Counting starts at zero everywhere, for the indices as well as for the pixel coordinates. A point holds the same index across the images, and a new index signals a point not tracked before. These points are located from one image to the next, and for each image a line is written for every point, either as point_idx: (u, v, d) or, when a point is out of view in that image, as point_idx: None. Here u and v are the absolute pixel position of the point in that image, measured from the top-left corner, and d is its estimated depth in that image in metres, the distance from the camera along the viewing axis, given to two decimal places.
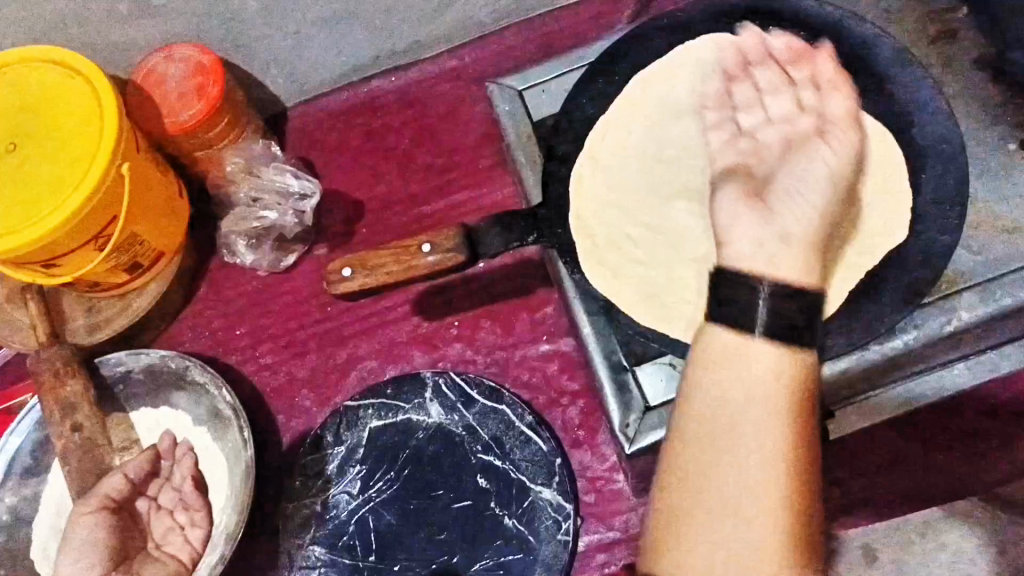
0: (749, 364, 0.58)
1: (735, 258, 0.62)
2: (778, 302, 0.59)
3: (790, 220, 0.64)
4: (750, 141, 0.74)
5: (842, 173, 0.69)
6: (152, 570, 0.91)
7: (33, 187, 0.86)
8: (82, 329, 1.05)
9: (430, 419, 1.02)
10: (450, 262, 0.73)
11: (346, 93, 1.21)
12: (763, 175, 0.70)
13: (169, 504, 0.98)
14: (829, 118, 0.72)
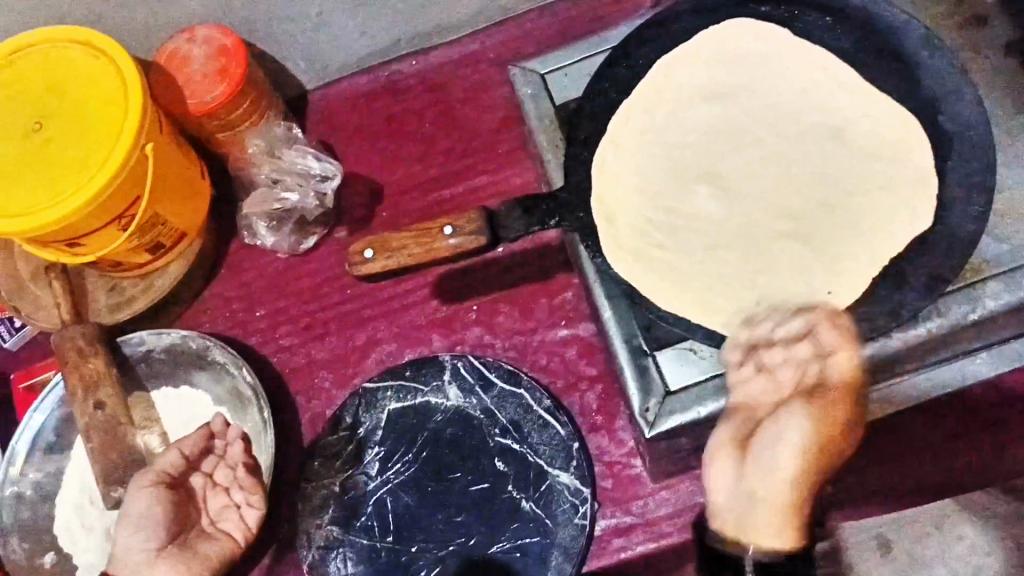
0: (753, 527, 0.67)
1: (721, 512, 0.70)
2: (751, 517, 0.67)
3: (763, 486, 0.66)
4: (765, 380, 0.71)
5: (817, 448, 0.65)
6: (207, 548, 0.87)
7: (58, 167, 0.87)
8: (105, 308, 1.05)
9: (448, 402, 1.02)
10: (471, 245, 0.73)
11: (367, 77, 1.21)
12: (760, 414, 0.70)
13: (226, 481, 0.93)
14: (828, 382, 0.68)
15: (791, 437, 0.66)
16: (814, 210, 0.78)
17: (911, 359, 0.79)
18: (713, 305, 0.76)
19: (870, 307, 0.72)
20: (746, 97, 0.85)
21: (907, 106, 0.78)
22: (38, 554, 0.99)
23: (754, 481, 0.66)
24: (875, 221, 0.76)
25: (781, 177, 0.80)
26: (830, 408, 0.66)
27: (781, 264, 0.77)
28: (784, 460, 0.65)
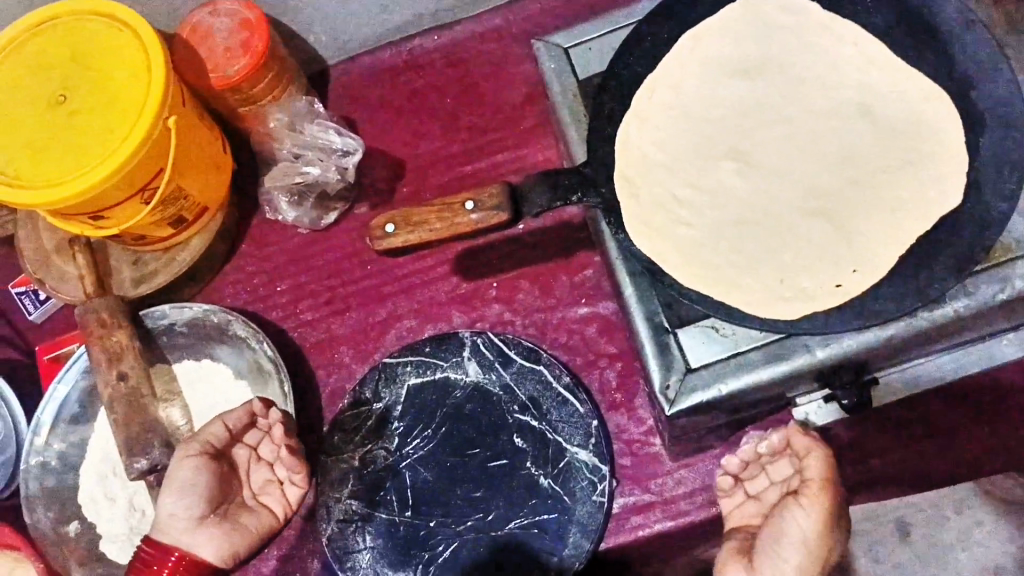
0: None
1: None
2: None
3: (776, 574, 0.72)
4: (770, 518, 0.77)
5: (820, 537, 0.73)
6: (250, 521, 0.89)
7: (83, 139, 0.87)
8: (128, 281, 1.06)
9: (468, 377, 1.02)
10: (492, 220, 0.73)
11: (389, 52, 1.20)
12: (771, 535, 0.74)
13: (269, 455, 0.94)
14: (809, 479, 0.75)
15: (800, 533, 0.73)
16: (841, 188, 0.77)
17: (940, 337, 0.77)
18: (736, 281, 0.75)
19: (896, 287, 0.72)
20: (774, 72, 0.83)
21: (938, 81, 0.77)
22: (63, 522, 1.00)
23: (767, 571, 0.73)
24: (904, 199, 0.75)
25: (807, 154, 0.79)
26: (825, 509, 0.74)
27: (806, 242, 0.76)
28: (790, 552, 0.72)
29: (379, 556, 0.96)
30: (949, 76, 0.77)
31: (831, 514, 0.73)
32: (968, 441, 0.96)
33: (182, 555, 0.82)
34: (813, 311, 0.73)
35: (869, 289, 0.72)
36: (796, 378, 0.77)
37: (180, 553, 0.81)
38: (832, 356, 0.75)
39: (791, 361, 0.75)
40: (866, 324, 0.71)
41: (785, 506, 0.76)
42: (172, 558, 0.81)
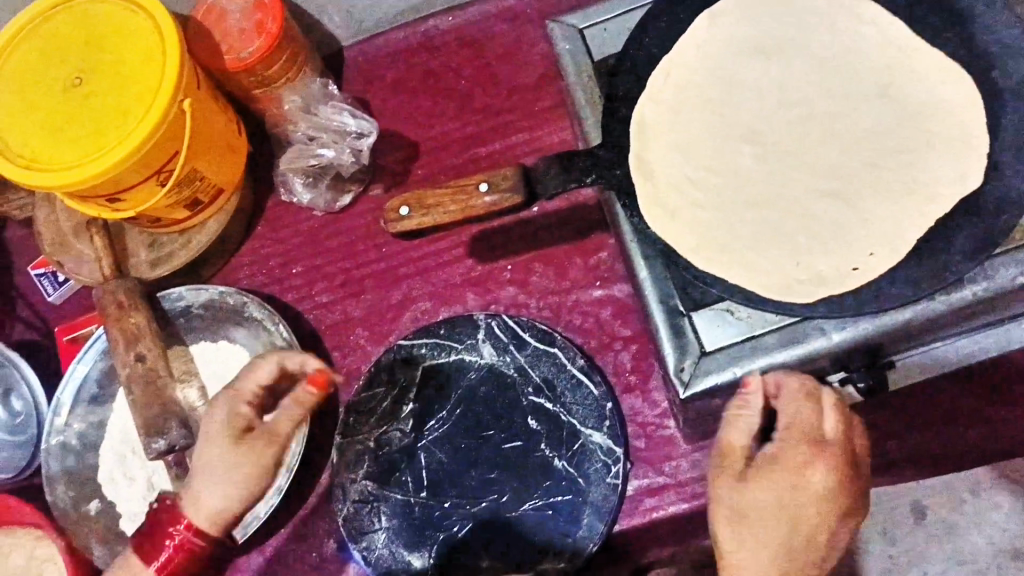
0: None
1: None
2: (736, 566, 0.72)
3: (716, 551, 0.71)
4: None
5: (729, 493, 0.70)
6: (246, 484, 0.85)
7: (98, 122, 0.87)
8: (145, 264, 1.07)
9: (482, 359, 1.02)
10: (506, 203, 0.73)
11: (403, 33, 1.20)
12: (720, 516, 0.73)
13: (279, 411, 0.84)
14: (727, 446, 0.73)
15: (757, 502, 0.68)
16: (859, 169, 0.76)
17: (958, 321, 0.76)
18: (751, 264, 0.75)
19: (913, 270, 0.71)
20: (792, 52, 0.82)
21: (958, 61, 0.76)
22: (83, 501, 1.02)
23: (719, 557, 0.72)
24: (922, 181, 0.74)
25: (824, 135, 0.78)
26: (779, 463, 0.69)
27: (822, 224, 0.76)
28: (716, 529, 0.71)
29: (394, 537, 0.97)
30: (970, 55, 0.76)
31: (739, 467, 0.70)
32: (988, 427, 0.95)
33: (195, 539, 0.75)
34: (829, 295, 0.72)
35: (885, 272, 0.72)
36: (812, 362, 0.76)
37: (186, 536, 0.74)
38: (848, 340, 0.74)
39: (806, 344, 0.74)
40: (882, 308, 0.70)
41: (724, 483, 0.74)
42: (173, 540, 0.74)
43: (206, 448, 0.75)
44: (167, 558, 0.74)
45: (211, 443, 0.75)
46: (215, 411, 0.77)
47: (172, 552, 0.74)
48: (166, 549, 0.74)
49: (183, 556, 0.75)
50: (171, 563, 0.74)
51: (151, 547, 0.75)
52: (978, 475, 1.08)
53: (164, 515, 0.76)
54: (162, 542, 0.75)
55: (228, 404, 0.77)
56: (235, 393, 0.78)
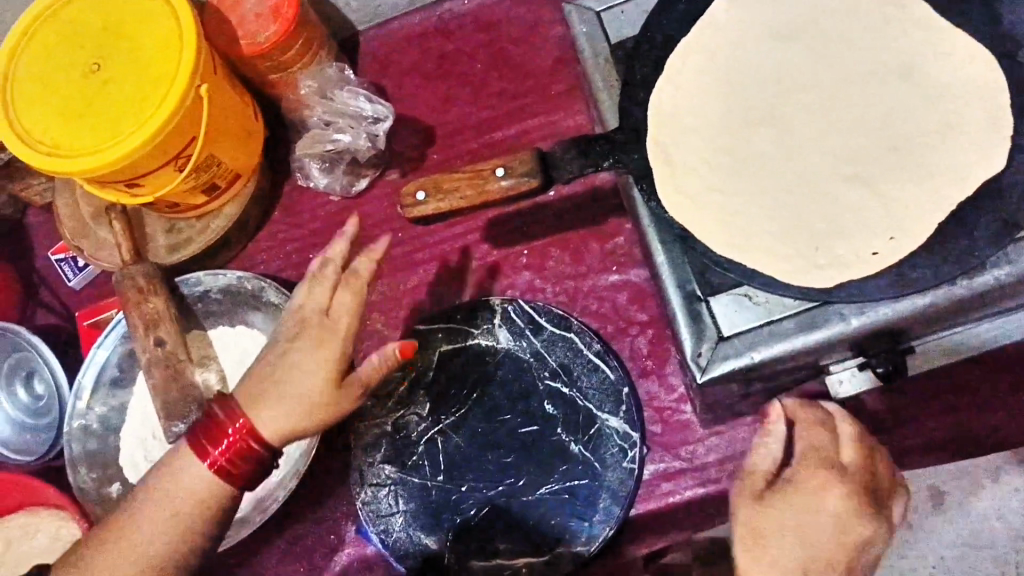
0: None
1: None
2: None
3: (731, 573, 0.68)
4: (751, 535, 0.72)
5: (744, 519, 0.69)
6: None
7: (117, 107, 0.87)
8: (163, 248, 1.07)
9: (499, 345, 1.02)
10: (524, 187, 0.73)
11: (419, 18, 1.20)
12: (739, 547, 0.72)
13: None
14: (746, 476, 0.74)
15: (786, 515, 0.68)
16: (880, 153, 0.75)
17: (980, 305, 0.75)
18: (770, 248, 0.74)
19: (935, 254, 0.70)
20: (814, 34, 0.81)
21: (982, 42, 0.75)
22: (105, 484, 1.03)
23: None
24: (944, 163, 0.73)
25: (845, 118, 0.77)
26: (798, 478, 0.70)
27: (842, 208, 0.75)
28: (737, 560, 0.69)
29: (412, 520, 0.98)
30: (994, 37, 0.75)
31: (756, 492, 0.71)
32: (1009, 413, 0.94)
33: (255, 445, 0.72)
34: (848, 279, 0.72)
35: (905, 256, 0.71)
36: (831, 346, 0.75)
37: (246, 438, 0.72)
38: (868, 325, 0.73)
39: (825, 329, 0.73)
40: (901, 293, 0.70)
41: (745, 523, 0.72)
42: (230, 437, 0.72)
43: (292, 369, 0.73)
44: (221, 453, 0.72)
45: (298, 366, 0.73)
46: (302, 331, 0.74)
47: (227, 448, 0.72)
48: (222, 444, 0.72)
49: (238, 456, 0.72)
50: (225, 460, 0.72)
51: (207, 438, 0.72)
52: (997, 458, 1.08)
53: (226, 411, 0.73)
54: (219, 437, 0.72)
55: (316, 327, 0.74)
56: (323, 314, 0.75)
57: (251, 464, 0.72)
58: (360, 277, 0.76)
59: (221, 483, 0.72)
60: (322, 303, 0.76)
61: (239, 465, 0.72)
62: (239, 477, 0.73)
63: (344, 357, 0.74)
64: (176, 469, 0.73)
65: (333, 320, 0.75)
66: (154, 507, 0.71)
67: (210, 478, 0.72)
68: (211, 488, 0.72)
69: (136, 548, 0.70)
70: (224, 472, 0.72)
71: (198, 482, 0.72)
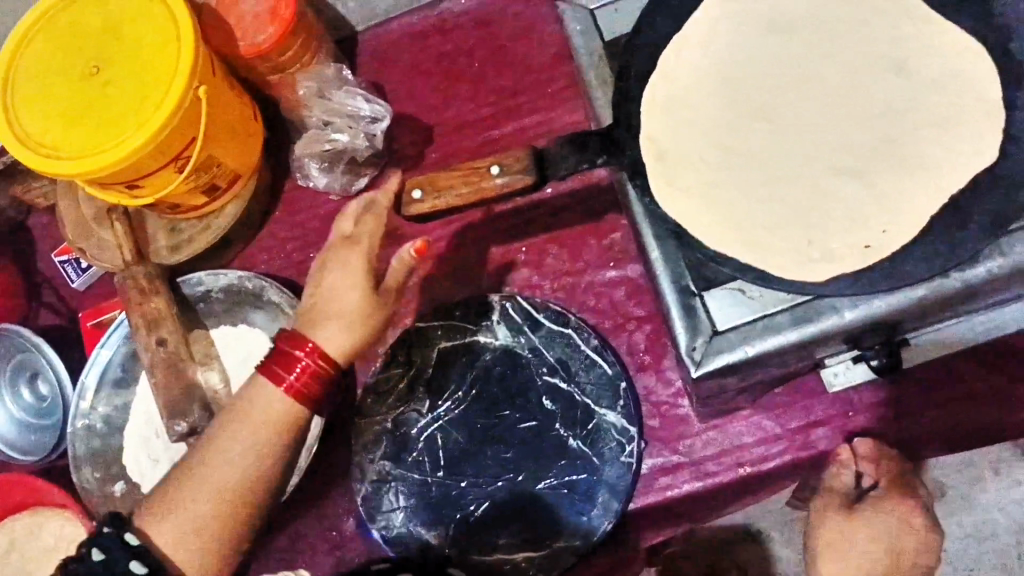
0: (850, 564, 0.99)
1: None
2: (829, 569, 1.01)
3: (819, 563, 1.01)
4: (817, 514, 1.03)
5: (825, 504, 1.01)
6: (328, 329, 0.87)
7: (117, 109, 0.88)
8: (165, 250, 1.08)
9: (497, 341, 1.03)
10: (519, 184, 0.73)
11: (416, 17, 1.21)
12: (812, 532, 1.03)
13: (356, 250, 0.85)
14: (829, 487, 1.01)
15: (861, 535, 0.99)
16: (872, 146, 0.76)
17: (971, 298, 0.75)
18: (765, 243, 0.75)
19: (927, 246, 0.71)
20: (806, 29, 0.81)
21: (972, 35, 0.75)
22: (110, 482, 1.04)
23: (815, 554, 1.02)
24: (936, 157, 0.74)
25: (838, 112, 0.78)
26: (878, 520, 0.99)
27: (836, 202, 0.75)
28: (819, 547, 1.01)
29: (413, 516, 0.98)
30: (984, 29, 0.75)
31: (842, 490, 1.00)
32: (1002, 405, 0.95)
33: (325, 366, 0.78)
34: (840, 273, 0.72)
35: (897, 249, 0.72)
36: (824, 339, 0.75)
37: (315, 359, 0.77)
38: (860, 317, 0.73)
39: (819, 322, 0.73)
40: (893, 286, 0.70)
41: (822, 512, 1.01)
42: (301, 363, 0.77)
43: (333, 291, 0.79)
44: (295, 378, 0.77)
45: (337, 286, 0.79)
46: (331, 257, 0.80)
47: (301, 373, 0.77)
48: (294, 370, 0.77)
49: (311, 378, 0.77)
50: (300, 383, 0.77)
51: (280, 366, 0.77)
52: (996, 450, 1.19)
53: (289, 340, 0.78)
54: (290, 364, 0.77)
55: (341, 250, 0.80)
56: (346, 238, 0.80)
57: (321, 385, 0.78)
58: (379, 204, 0.79)
59: (298, 407, 0.77)
60: (343, 229, 0.80)
61: (313, 387, 0.78)
62: (312, 398, 0.78)
63: (372, 267, 0.79)
64: (251, 397, 0.77)
65: (355, 239, 0.79)
66: (236, 435, 0.76)
67: (287, 403, 0.77)
68: (287, 412, 0.77)
69: (223, 472, 0.75)
70: (301, 395, 0.77)
71: (273, 407, 0.77)
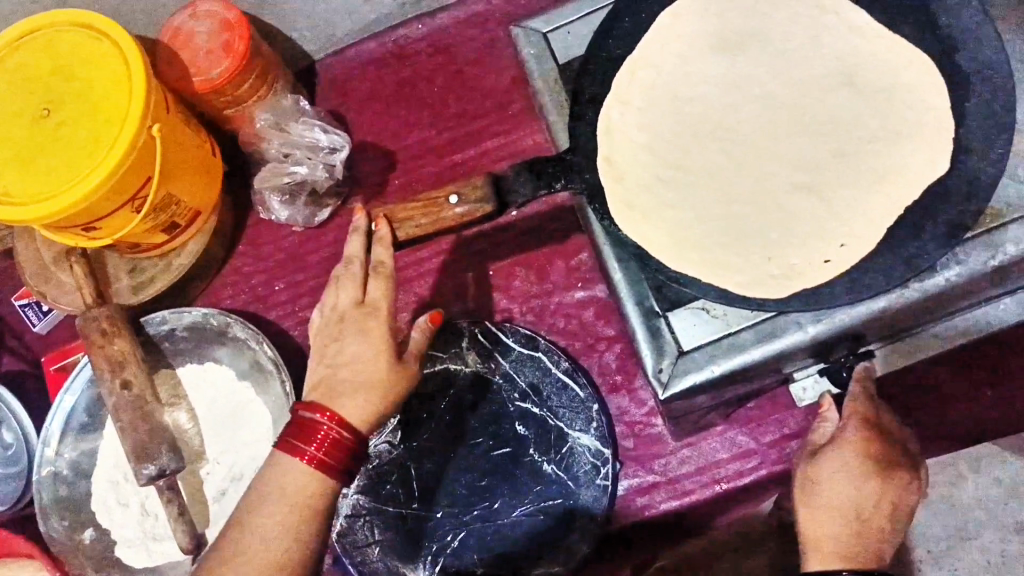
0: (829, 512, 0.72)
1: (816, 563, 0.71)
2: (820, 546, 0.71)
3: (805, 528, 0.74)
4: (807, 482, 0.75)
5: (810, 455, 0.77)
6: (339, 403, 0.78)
7: (71, 152, 0.87)
8: (127, 288, 1.07)
9: (467, 367, 1.02)
10: (478, 212, 0.72)
11: (373, 44, 1.19)
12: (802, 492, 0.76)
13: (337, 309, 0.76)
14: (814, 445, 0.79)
15: (830, 489, 0.73)
16: (829, 161, 0.76)
17: (928, 309, 0.76)
18: (725, 261, 0.75)
19: (884, 258, 0.71)
20: (757, 45, 0.81)
21: (920, 48, 0.76)
22: (78, 530, 1.02)
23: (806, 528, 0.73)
24: (890, 169, 0.74)
25: (794, 128, 0.78)
26: (861, 478, 0.72)
27: (797, 219, 0.75)
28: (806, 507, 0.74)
29: (388, 550, 0.96)
30: (933, 41, 0.75)
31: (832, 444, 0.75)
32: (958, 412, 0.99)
33: (348, 436, 0.70)
34: (802, 289, 0.72)
35: (857, 262, 0.71)
36: (788, 355, 0.76)
37: (335, 427, 0.69)
38: (824, 332, 0.74)
39: (783, 338, 0.74)
40: (857, 299, 0.70)
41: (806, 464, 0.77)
42: (321, 431, 0.69)
43: (352, 363, 0.72)
44: (316, 449, 0.69)
45: (357, 352, 0.72)
46: (347, 326, 0.73)
47: (322, 441, 0.69)
48: (315, 439, 0.69)
49: (333, 448, 0.69)
50: (323, 453, 0.69)
51: (298, 438, 0.69)
52: (981, 455, 1.20)
53: (303, 409, 0.71)
54: (310, 434, 0.69)
55: (357, 320, 0.73)
56: (360, 304, 0.74)
57: (346, 456, 0.70)
58: (386, 264, 0.73)
59: (323, 481, 0.69)
60: (354, 294, 0.74)
61: (336, 458, 0.69)
62: (337, 472, 0.70)
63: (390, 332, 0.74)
64: (273, 476, 0.69)
65: (371, 305, 0.74)
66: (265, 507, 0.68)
67: (313, 477, 0.69)
68: (316, 488, 0.69)
69: (259, 554, 0.66)
70: (325, 467, 0.69)
71: (300, 484, 0.68)
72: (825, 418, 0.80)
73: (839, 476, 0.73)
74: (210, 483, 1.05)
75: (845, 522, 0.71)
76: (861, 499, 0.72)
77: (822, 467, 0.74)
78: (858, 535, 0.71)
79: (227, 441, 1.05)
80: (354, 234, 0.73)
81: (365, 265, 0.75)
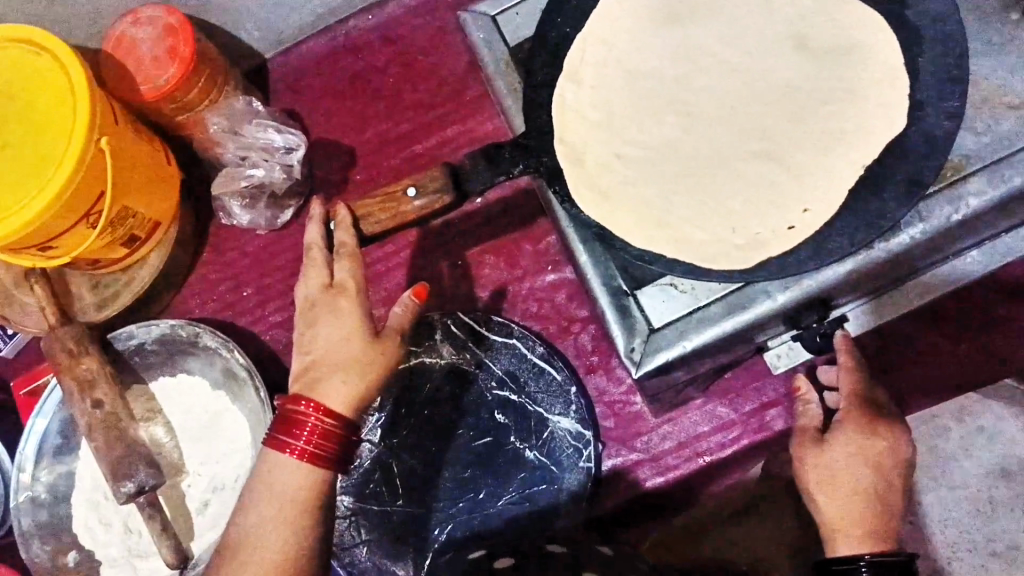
0: (840, 489, 0.74)
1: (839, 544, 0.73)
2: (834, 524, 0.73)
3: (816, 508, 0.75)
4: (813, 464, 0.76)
5: (804, 437, 0.79)
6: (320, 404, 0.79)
7: (19, 174, 0.85)
8: (92, 306, 1.05)
9: (442, 359, 1.01)
10: (437, 204, 0.70)
11: (322, 39, 1.17)
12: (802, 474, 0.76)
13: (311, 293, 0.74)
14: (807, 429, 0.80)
15: (837, 472, 0.74)
16: (786, 126, 0.75)
17: (895, 268, 0.76)
18: (691, 237, 0.74)
19: (849, 223, 0.70)
20: (705, 16, 0.80)
21: (872, 6, 0.75)
22: (60, 553, 1.01)
23: (820, 507, 0.74)
24: (850, 130, 0.74)
25: (748, 95, 0.77)
26: (870, 458, 0.74)
27: (756, 188, 0.75)
28: (818, 490, 0.75)
29: (376, 549, 0.96)
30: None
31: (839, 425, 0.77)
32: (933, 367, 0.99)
33: (336, 426, 0.69)
34: (769, 257, 0.71)
35: (822, 227, 0.71)
36: (759, 324, 0.76)
37: (321, 419, 0.68)
38: (793, 299, 0.74)
39: (752, 309, 0.74)
40: (823, 264, 0.70)
41: (804, 445, 0.78)
42: (308, 424, 0.68)
43: (327, 348, 0.71)
44: (306, 442, 0.68)
45: (333, 337, 0.71)
46: (318, 308, 0.72)
47: (311, 434, 0.68)
48: (303, 432, 0.68)
49: (323, 439, 0.68)
50: (312, 445, 0.68)
51: (285, 433, 0.68)
52: (959, 405, 1.21)
53: (287, 403, 0.69)
54: (296, 428, 0.68)
55: (328, 301, 0.72)
56: (328, 286, 0.73)
57: (337, 446, 0.69)
58: (348, 245, 0.72)
59: (315, 472, 0.68)
60: (321, 278, 0.73)
61: (328, 450, 0.69)
62: (331, 462, 0.69)
63: (364, 314, 0.72)
64: (264, 474, 0.68)
65: (339, 285, 0.73)
66: (263, 510, 0.67)
67: (305, 471, 0.68)
68: (311, 480, 0.68)
69: (264, 554, 0.66)
70: (318, 459, 0.68)
71: (293, 479, 0.68)
72: (806, 400, 0.83)
73: (848, 458, 0.74)
74: (192, 496, 1.03)
75: (856, 501, 0.73)
76: (874, 477, 0.74)
77: (828, 448, 0.75)
78: (871, 512, 0.73)
79: (207, 452, 1.04)
80: (312, 224, 0.74)
81: (327, 252, 0.74)
